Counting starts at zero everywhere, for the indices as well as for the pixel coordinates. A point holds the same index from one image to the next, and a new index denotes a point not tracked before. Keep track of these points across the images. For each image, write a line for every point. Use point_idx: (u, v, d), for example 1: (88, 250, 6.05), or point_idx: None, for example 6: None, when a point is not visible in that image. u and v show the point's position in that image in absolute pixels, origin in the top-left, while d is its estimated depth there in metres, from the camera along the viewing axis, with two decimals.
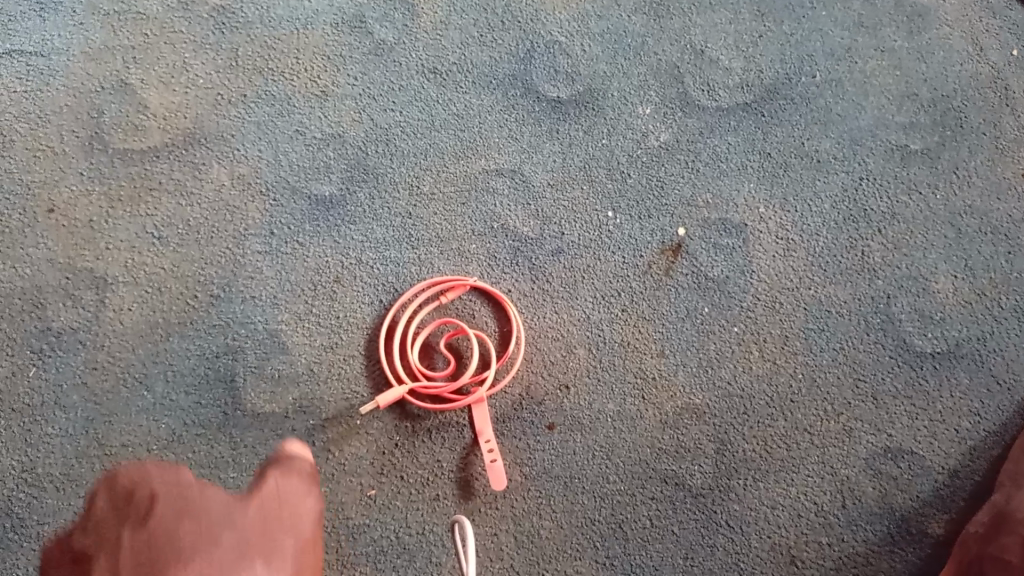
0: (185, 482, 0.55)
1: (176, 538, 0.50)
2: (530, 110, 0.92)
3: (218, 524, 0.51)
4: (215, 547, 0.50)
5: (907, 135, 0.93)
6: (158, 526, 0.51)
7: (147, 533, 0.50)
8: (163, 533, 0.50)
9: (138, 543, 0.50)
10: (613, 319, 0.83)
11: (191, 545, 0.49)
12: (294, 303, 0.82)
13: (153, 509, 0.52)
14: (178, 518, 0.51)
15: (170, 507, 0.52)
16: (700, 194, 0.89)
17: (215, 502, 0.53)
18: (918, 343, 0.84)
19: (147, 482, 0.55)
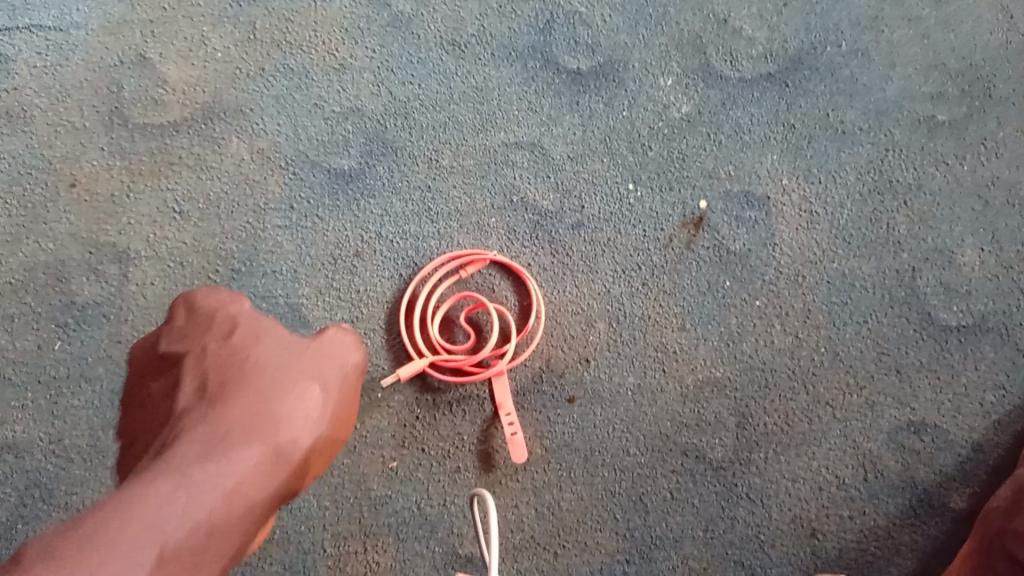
0: (242, 325, 0.65)
1: (242, 373, 0.61)
2: (550, 82, 0.91)
3: (275, 364, 0.63)
4: (276, 381, 0.61)
5: (934, 105, 0.91)
6: (226, 361, 0.62)
7: (218, 367, 0.61)
8: (231, 367, 0.61)
9: (210, 374, 0.61)
10: (634, 293, 0.83)
11: (257, 379, 0.60)
12: (315, 277, 0.82)
13: (221, 348, 0.63)
14: (243, 358, 0.62)
15: (234, 349, 0.63)
16: (722, 166, 0.88)
17: (281, 342, 0.65)
18: (943, 316, 0.83)
19: (215, 314, 0.67)
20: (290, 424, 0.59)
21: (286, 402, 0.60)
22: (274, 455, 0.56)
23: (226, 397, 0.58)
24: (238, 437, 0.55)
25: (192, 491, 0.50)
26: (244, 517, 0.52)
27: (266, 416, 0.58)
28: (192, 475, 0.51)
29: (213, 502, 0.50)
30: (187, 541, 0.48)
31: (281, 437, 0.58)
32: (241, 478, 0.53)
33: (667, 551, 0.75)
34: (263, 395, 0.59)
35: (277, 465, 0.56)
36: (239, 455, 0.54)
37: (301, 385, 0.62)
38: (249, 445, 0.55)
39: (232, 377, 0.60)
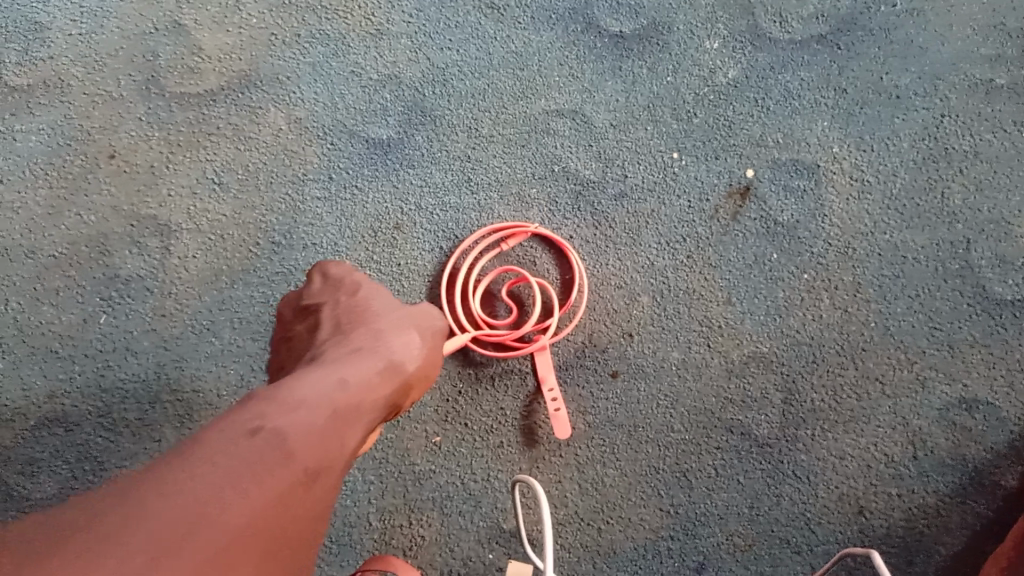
0: (348, 279, 0.69)
1: (352, 314, 0.64)
2: (591, 47, 0.88)
3: (380, 304, 0.66)
4: (383, 314, 0.65)
5: (993, 68, 0.87)
6: (338, 307, 0.65)
7: (332, 312, 0.65)
8: (343, 309, 0.65)
9: (324, 319, 0.64)
10: (678, 266, 0.81)
11: (367, 315, 0.64)
12: (356, 250, 0.82)
13: (332, 299, 0.67)
14: (352, 300, 0.66)
15: (342, 295, 0.67)
16: (770, 133, 0.85)
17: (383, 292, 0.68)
18: (998, 290, 0.81)
19: (320, 278, 0.71)
20: (399, 340, 0.61)
21: (394, 327, 0.63)
22: (391, 362, 0.58)
23: (343, 330, 0.62)
24: (357, 349, 0.58)
25: (323, 378, 0.52)
26: (373, 407, 0.54)
27: (378, 335, 0.61)
28: (324, 372, 0.53)
29: (345, 386, 0.52)
30: (332, 411, 0.49)
31: (395, 348, 0.60)
32: (367, 374, 0.55)
33: (712, 528, 0.75)
34: (373, 324, 0.63)
35: (394, 368, 0.58)
36: (363, 359, 0.57)
37: (405, 317, 0.65)
38: (370, 354, 0.58)
39: (346, 316, 0.64)
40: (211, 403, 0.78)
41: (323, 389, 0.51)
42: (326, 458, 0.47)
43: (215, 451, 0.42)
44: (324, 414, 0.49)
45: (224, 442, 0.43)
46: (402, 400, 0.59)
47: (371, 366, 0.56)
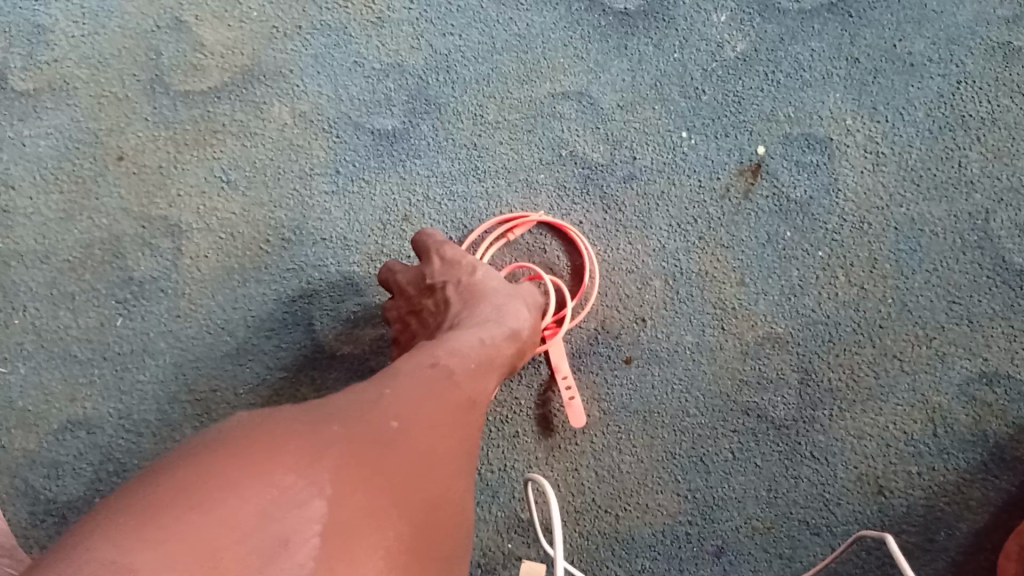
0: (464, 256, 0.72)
1: (478, 290, 0.69)
2: (596, 26, 0.86)
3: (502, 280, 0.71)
4: (506, 288, 0.70)
5: (1011, 30, 0.84)
6: (464, 283, 0.70)
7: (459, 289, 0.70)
8: (470, 285, 0.70)
9: (454, 295, 0.70)
10: (690, 247, 0.80)
11: (494, 290, 0.70)
12: (365, 244, 0.82)
13: (453, 273, 0.71)
14: (474, 278, 0.70)
15: (464, 269, 0.71)
16: (781, 108, 0.84)
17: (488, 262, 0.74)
18: (1019, 261, 0.79)
19: (430, 250, 0.73)
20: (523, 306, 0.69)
21: (515, 300, 0.70)
22: (518, 328, 0.67)
23: (478, 303, 0.68)
24: (490, 317, 0.67)
25: (468, 332, 0.63)
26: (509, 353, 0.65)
27: (505, 307, 0.68)
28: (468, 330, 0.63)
29: (486, 337, 0.63)
30: (478, 354, 0.61)
31: (522, 320, 0.68)
32: (502, 338, 0.65)
33: (730, 511, 0.75)
34: (501, 299, 0.69)
35: (523, 327, 0.68)
36: (496, 325, 0.66)
37: (523, 292, 0.71)
38: (503, 323, 0.66)
39: (474, 291, 0.70)
40: (228, 402, 0.79)
41: (469, 339, 0.62)
42: (479, 385, 0.58)
43: (403, 375, 0.53)
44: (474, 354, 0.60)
45: (412, 369, 0.54)
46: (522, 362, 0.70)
47: (503, 332, 0.65)
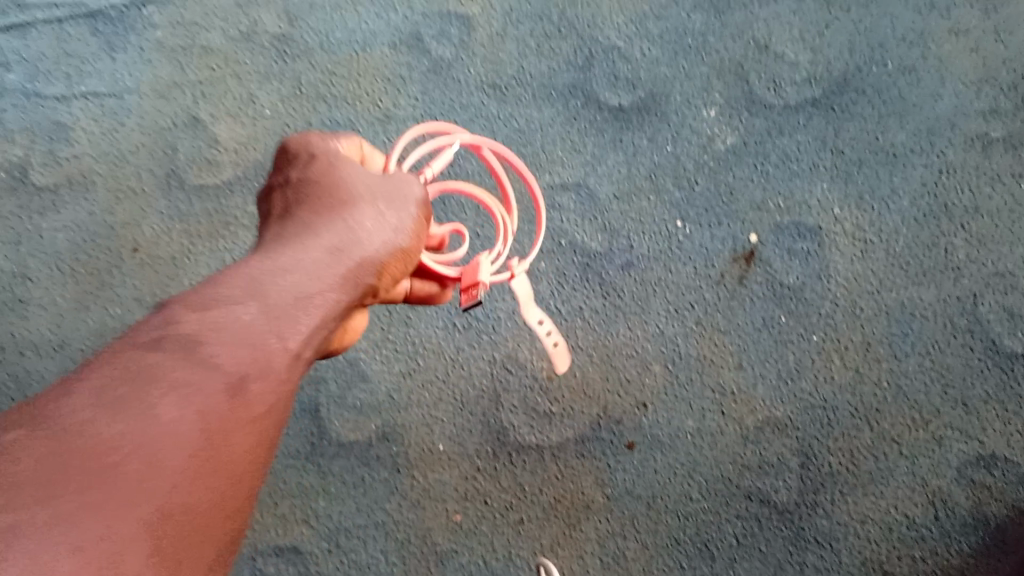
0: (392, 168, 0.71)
1: (331, 178, 0.59)
2: (592, 121, 0.90)
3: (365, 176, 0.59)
4: (368, 177, 0.59)
5: (988, 122, 0.89)
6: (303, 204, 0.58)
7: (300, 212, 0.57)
8: (310, 205, 0.57)
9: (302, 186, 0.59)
10: (688, 333, 0.82)
11: (348, 189, 0.58)
12: (371, 332, 0.83)
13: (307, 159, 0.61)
14: (320, 185, 0.58)
15: (318, 159, 0.60)
16: (771, 198, 0.87)
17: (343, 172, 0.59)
18: (1009, 344, 0.81)
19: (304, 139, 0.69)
20: (386, 211, 0.58)
21: (366, 206, 0.57)
22: (373, 226, 0.57)
23: (324, 203, 0.57)
24: (332, 217, 0.56)
25: (303, 231, 0.55)
26: (358, 279, 0.55)
27: (348, 211, 0.57)
28: (297, 233, 0.55)
29: (327, 241, 0.54)
30: (317, 264, 0.53)
31: (372, 233, 0.57)
32: (321, 264, 0.53)
33: None
34: (349, 201, 0.57)
35: (382, 237, 0.57)
36: (337, 231, 0.55)
37: (392, 189, 0.59)
38: (342, 231, 0.55)
39: (318, 190, 0.58)
40: None
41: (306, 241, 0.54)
42: (290, 326, 0.49)
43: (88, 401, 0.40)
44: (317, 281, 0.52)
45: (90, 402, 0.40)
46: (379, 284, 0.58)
47: (333, 248, 0.54)
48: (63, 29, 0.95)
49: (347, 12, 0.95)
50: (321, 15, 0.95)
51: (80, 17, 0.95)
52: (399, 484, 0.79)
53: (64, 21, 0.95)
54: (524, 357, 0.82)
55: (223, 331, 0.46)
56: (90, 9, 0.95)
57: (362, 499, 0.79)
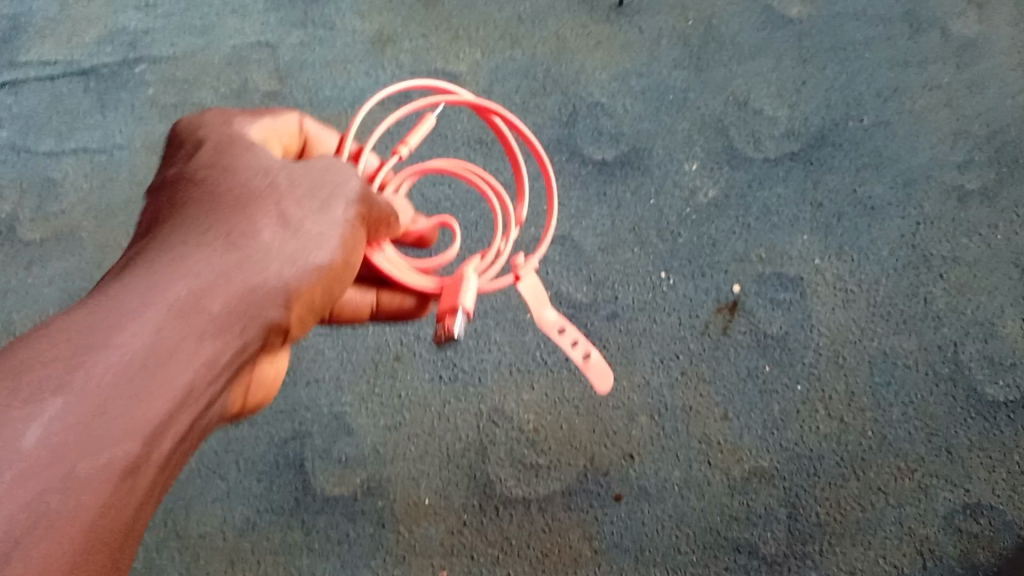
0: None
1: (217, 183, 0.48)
2: (577, 175, 0.92)
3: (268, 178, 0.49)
4: (268, 181, 0.49)
5: (963, 174, 0.91)
6: (190, 206, 0.47)
7: (184, 214, 0.46)
8: (201, 207, 0.47)
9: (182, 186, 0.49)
10: (674, 383, 0.83)
11: (239, 196, 0.48)
12: (358, 384, 0.83)
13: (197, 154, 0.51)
14: (216, 185, 0.48)
15: (211, 154, 0.50)
16: (753, 249, 0.88)
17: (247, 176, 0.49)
18: (990, 392, 0.82)
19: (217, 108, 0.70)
20: (295, 225, 0.48)
21: (262, 217, 0.47)
22: (269, 247, 0.47)
23: (217, 209, 0.47)
24: (210, 236, 0.45)
25: (171, 249, 0.44)
26: (251, 315, 0.45)
27: (236, 226, 0.46)
28: (171, 247, 0.44)
29: (209, 262, 0.44)
30: (187, 294, 0.43)
31: (267, 256, 0.47)
32: (193, 298, 0.43)
33: None
34: (239, 213, 0.47)
35: (285, 259, 0.47)
36: (217, 255, 0.45)
37: (307, 194, 0.49)
38: (227, 252, 0.45)
39: (200, 196, 0.47)
40: (217, 547, 0.78)
41: (175, 264, 0.44)
42: (144, 389, 0.40)
43: None
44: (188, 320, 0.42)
45: None
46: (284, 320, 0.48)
47: (212, 275, 0.44)
48: (55, 86, 0.97)
49: (337, 70, 0.97)
50: (311, 73, 0.97)
51: (74, 75, 0.98)
52: (383, 540, 0.78)
53: (55, 78, 0.98)
54: (511, 409, 0.82)
55: (54, 398, 0.37)
56: (83, 67, 0.98)
57: (346, 555, 0.78)
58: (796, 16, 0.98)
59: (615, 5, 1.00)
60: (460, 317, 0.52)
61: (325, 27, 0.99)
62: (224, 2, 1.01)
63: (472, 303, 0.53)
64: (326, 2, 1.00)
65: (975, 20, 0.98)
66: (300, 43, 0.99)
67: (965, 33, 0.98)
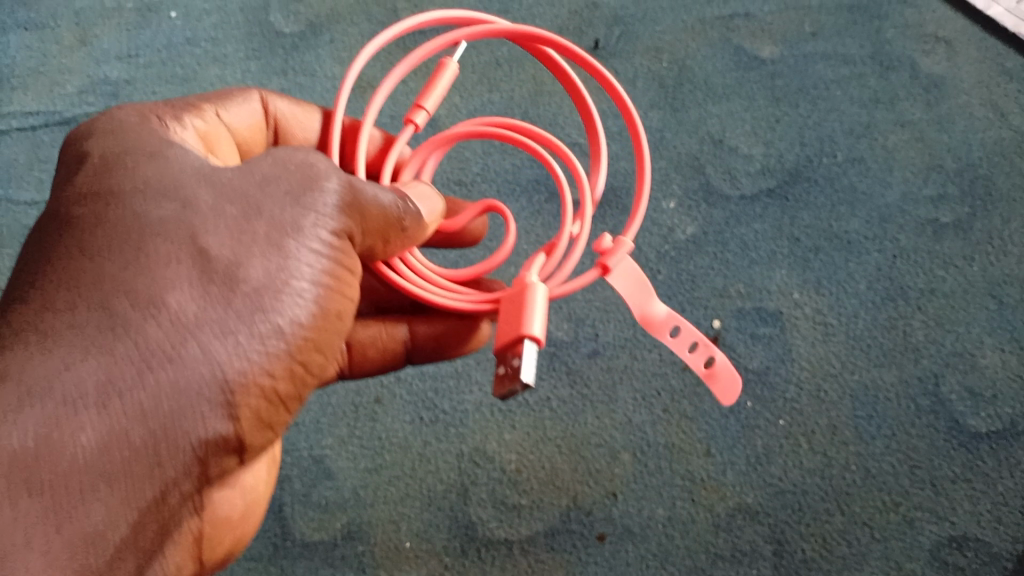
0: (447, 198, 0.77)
1: (98, 222, 0.47)
2: (556, 214, 0.92)
3: (166, 219, 0.47)
4: (174, 216, 0.47)
5: (937, 208, 0.93)
6: (97, 290, 0.45)
7: (87, 304, 0.44)
8: (105, 297, 0.44)
9: (65, 231, 0.48)
10: (656, 420, 0.82)
11: (128, 248, 0.46)
12: (337, 427, 0.82)
13: (81, 177, 0.50)
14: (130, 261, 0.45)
15: (95, 178, 0.49)
16: (732, 284, 0.89)
17: (166, 250, 0.46)
18: (972, 423, 0.82)
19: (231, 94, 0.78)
20: (220, 318, 0.46)
21: (163, 282, 0.45)
22: (177, 320, 0.45)
23: (125, 304, 0.44)
24: (88, 325, 0.44)
25: (40, 359, 0.42)
26: (162, 436, 0.44)
27: (121, 302, 0.44)
28: (64, 360, 0.42)
29: (104, 385, 0.43)
30: (72, 436, 0.42)
31: (172, 343, 0.45)
32: (60, 432, 0.41)
33: None
34: (127, 286, 0.45)
35: (208, 363, 0.46)
36: (94, 354, 0.43)
37: (236, 235, 0.48)
38: (107, 348, 0.43)
39: (77, 258, 0.46)
40: None
41: (43, 377, 0.42)
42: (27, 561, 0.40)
43: None
44: (45, 466, 0.41)
45: None
46: (232, 411, 0.47)
47: (90, 384, 0.42)
48: (36, 136, 0.98)
49: None
50: None
51: (56, 124, 0.99)
52: None
53: (36, 128, 0.99)
54: (492, 449, 0.81)
55: None
56: (64, 116, 0.99)
57: None
58: (768, 57, 1.00)
59: (591, 47, 1.01)
60: (530, 346, 0.49)
61: (305, 74, 1.00)
62: (205, 50, 1.02)
63: (541, 329, 0.49)
64: (306, 48, 1.02)
65: (944, 57, 1.00)
66: (280, 89, 1.00)
67: (935, 70, 1.00)
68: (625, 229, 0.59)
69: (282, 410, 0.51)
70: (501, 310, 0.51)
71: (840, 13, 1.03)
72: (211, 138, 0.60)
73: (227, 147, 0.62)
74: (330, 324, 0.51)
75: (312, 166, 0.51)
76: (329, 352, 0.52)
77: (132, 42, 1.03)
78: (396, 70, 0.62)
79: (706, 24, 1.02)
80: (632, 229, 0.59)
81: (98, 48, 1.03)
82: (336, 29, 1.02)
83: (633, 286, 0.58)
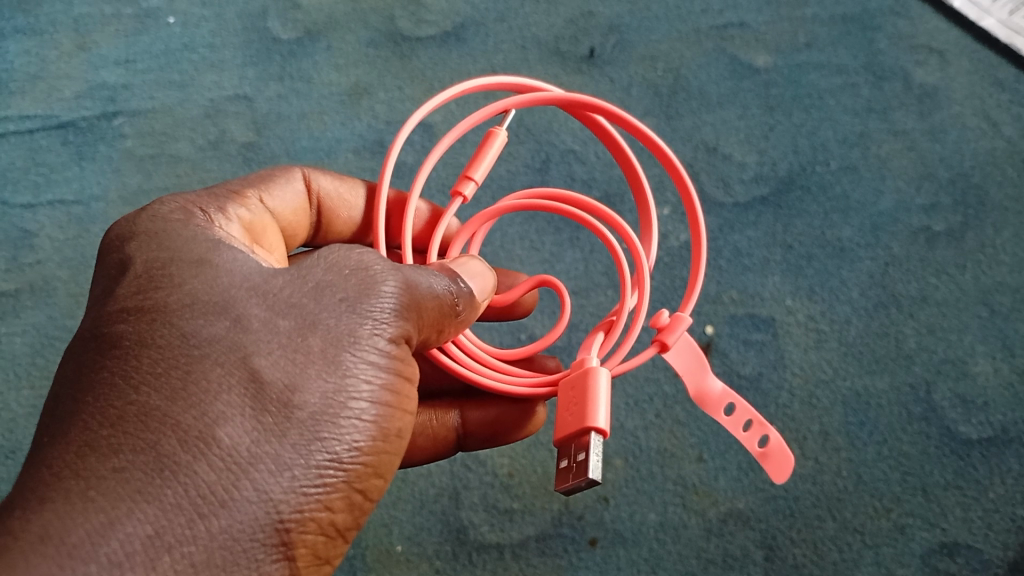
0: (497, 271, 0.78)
1: (145, 344, 0.45)
2: (550, 221, 0.93)
3: (215, 341, 0.45)
4: (224, 338, 0.45)
5: (929, 216, 0.93)
6: (148, 428, 0.42)
7: (137, 442, 0.41)
8: (155, 435, 0.41)
9: (111, 353, 0.46)
10: (648, 425, 0.82)
11: (176, 377, 0.43)
12: None
13: (123, 288, 0.49)
14: (181, 392, 0.43)
15: (139, 292, 0.48)
16: (725, 291, 0.89)
17: (219, 379, 0.44)
18: (964, 430, 0.83)
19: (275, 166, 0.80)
20: (275, 450, 0.43)
21: (213, 415, 0.43)
22: (229, 456, 0.42)
23: (176, 442, 0.41)
24: (134, 468, 0.40)
25: (88, 510, 0.39)
26: None
27: (169, 441, 0.41)
28: (114, 514, 0.39)
29: (157, 536, 0.39)
30: None
31: (224, 483, 0.41)
32: None
33: None
34: (175, 421, 0.42)
35: (261, 502, 0.42)
36: (140, 503, 0.40)
37: (289, 354, 0.45)
38: (154, 497, 0.40)
39: (123, 388, 0.43)
40: None
41: (88, 533, 0.38)
42: None
43: None
44: None
45: None
46: (289, 552, 0.43)
47: (138, 540, 0.39)
48: (34, 140, 0.99)
49: (314, 122, 0.99)
50: (287, 125, 0.99)
51: (53, 128, 0.99)
52: None
53: (34, 132, 0.99)
54: (485, 454, 0.81)
55: None
56: (62, 121, 0.99)
57: None
58: (762, 66, 1.01)
59: (587, 55, 1.02)
60: (594, 439, 0.49)
61: (301, 80, 1.01)
62: (202, 57, 1.03)
63: (605, 421, 0.50)
64: (303, 55, 1.02)
65: (937, 68, 1.01)
66: (277, 95, 1.00)
67: (927, 80, 1.00)
68: (682, 304, 0.58)
69: (342, 544, 0.47)
70: (563, 397, 0.52)
71: (833, 24, 1.04)
72: (254, 224, 0.60)
73: (272, 228, 0.63)
74: (391, 445, 0.48)
75: (366, 269, 0.50)
76: (387, 475, 0.49)
77: (130, 48, 1.04)
78: (442, 142, 0.62)
79: (701, 34, 1.03)
80: (690, 304, 0.58)
81: (96, 54, 1.03)
82: (334, 36, 1.03)
83: (691, 363, 0.59)
